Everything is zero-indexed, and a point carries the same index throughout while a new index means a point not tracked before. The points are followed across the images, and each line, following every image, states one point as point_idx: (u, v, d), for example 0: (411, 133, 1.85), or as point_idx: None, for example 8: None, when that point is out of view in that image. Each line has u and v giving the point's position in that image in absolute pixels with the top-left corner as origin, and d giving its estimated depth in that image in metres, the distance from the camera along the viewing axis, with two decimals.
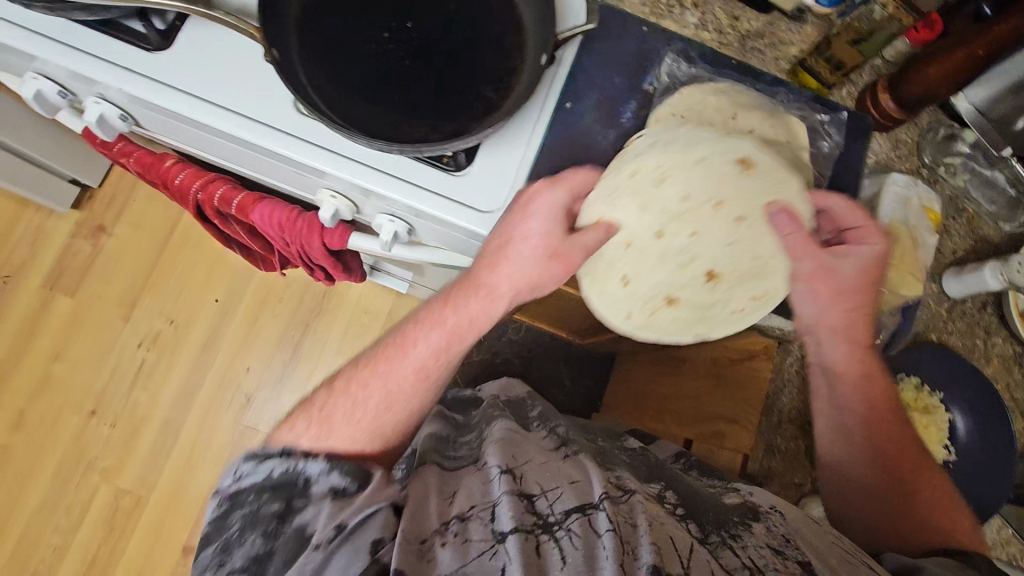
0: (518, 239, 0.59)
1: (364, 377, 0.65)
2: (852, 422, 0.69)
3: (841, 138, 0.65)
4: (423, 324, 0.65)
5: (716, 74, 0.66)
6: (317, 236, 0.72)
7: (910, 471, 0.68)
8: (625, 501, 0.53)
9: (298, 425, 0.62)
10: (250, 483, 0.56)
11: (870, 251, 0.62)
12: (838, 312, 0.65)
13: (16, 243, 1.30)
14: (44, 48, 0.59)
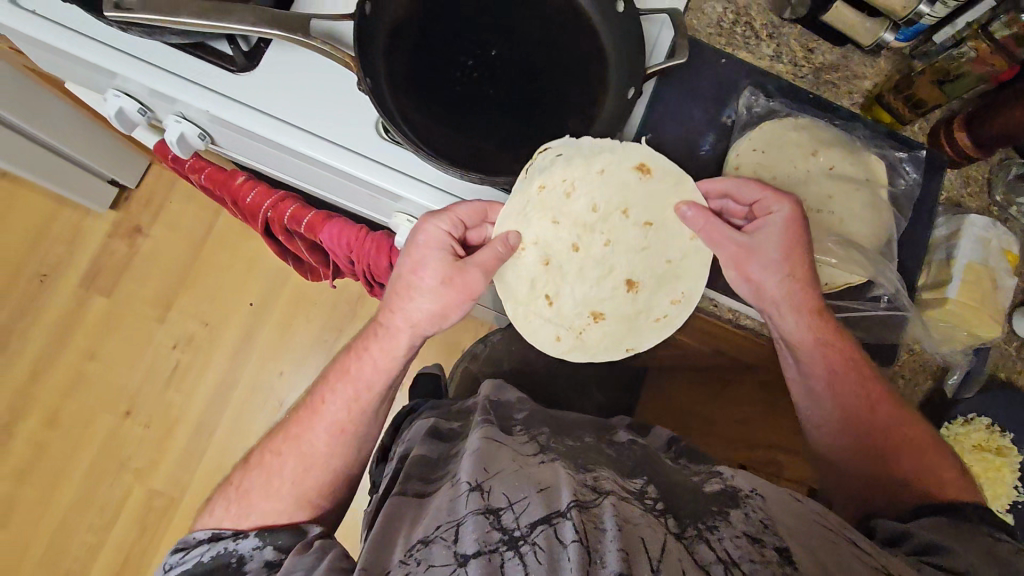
0: (410, 273, 0.60)
1: (286, 437, 0.64)
2: (846, 398, 0.61)
3: (920, 174, 0.65)
4: (354, 345, 0.66)
5: (793, 109, 0.66)
6: (384, 257, 0.72)
7: (908, 447, 0.60)
8: (597, 506, 0.48)
9: (219, 513, 0.61)
10: (181, 572, 0.56)
11: (780, 217, 0.58)
12: (803, 298, 0.59)
13: (53, 241, 1.30)
14: (128, 67, 0.58)
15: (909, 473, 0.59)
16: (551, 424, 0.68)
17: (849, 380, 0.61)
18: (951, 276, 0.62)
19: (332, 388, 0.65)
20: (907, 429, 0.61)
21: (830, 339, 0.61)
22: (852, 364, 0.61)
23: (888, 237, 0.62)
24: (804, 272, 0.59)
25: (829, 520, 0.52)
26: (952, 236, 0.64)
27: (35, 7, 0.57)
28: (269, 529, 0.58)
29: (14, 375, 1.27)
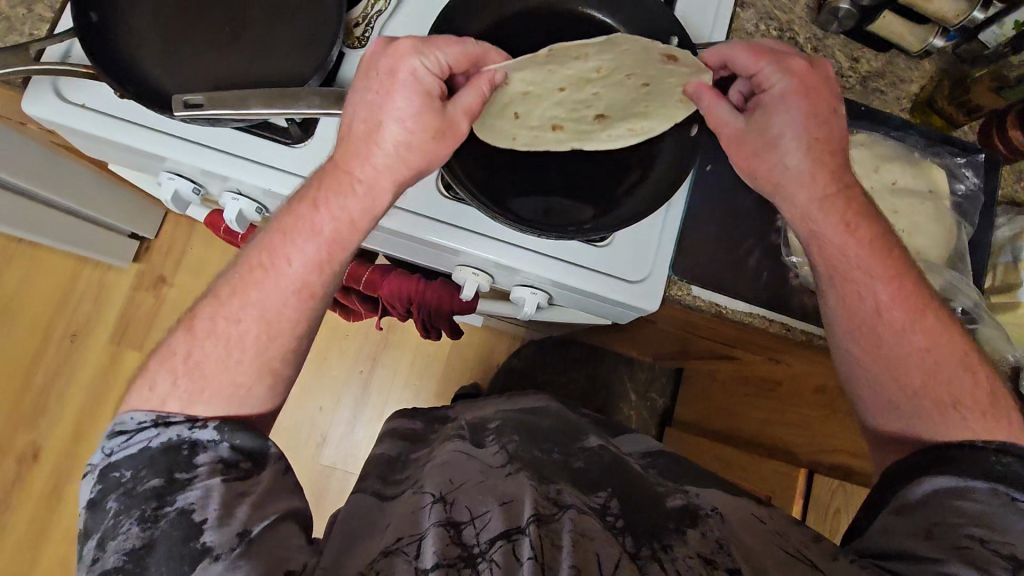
0: (389, 111, 0.50)
1: (236, 291, 0.50)
2: (863, 272, 0.53)
3: (980, 178, 0.66)
4: (295, 197, 0.53)
5: (848, 124, 0.66)
6: (447, 303, 0.73)
7: (930, 351, 0.51)
8: (558, 521, 0.47)
9: (156, 379, 0.48)
10: (121, 461, 0.44)
11: (786, 84, 0.53)
12: (807, 160, 0.54)
13: (79, 300, 1.28)
14: (178, 152, 0.57)
15: (919, 378, 0.51)
16: (524, 430, 0.64)
17: (860, 258, 0.54)
18: (1021, 279, 0.62)
19: (295, 242, 0.51)
20: (931, 319, 0.52)
21: (839, 219, 0.54)
22: (875, 231, 0.54)
23: (957, 246, 0.62)
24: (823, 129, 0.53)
25: (787, 542, 0.47)
26: (1017, 238, 0.64)
27: (84, 100, 0.56)
28: (233, 423, 0.47)
29: (54, 437, 1.24)
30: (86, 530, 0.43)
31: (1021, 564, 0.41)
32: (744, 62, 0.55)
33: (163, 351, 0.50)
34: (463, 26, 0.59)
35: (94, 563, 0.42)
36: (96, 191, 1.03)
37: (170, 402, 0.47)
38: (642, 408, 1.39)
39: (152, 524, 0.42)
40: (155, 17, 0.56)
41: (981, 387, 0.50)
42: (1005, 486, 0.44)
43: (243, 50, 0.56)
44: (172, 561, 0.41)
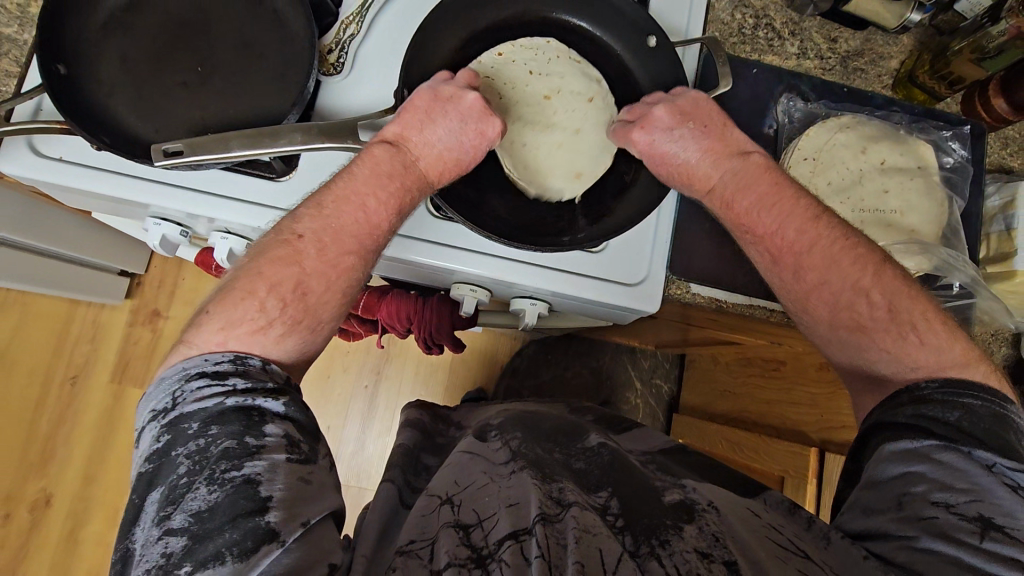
0: (465, 159, 0.55)
1: (331, 236, 0.48)
2: (756, 232, 0.54)
3: (967, 150, 0.66)
4: (369, 165, 0.51)
5: (831, 107, 0.66)
6: (445, 322, 0.71)
7: (826, 285, 0.51)
8: (561, 520, 0.44)
9: (261, 302, 0.44)
10: (192, 411, 0.39)
11: (663, 132, 0.56)
12: (688, 163, 0.56)
13: (75, 342, 1.27)
14: (160, 197, 0.56)
15: (823, 312, 0.51)
16: (526, 428, 0.63)
17: (755, 219, 0.54)
18: (1015, 248, 0.62)
19: (388, 208, 0.51)
20: (821, 253, 0.51)
21: (735, 189, 0.55)
22: (772, 200, 0.53)
23: (949, 221, 0.62)
24: (692, 136, 0.56)
25: (782, 535, 0.45)
26: (1007, 206, 0.64)
27: (61, 152, 0.55)
28: (302, 404, 0.42)
29: (66, 482, 1.23)
30: (145, 482, 0.37)
31: (990, 522, 0.38)
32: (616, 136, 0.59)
33: (247, 279, 0.45)
34: (437, 44, 0.59)
35: (153, 519, 0.36)
36: (82, 233, 1.02)
37: (271, 329, 0.44)
38: (649, 396, 1.40)
39: (219, 487, 0.36)
40: (124, 64, 0.55)
41: (878, 308, 0.49)
42: (960, 444, 0.41)
43: (217, 89, 0.56)
44: (235, 533, 0.35)
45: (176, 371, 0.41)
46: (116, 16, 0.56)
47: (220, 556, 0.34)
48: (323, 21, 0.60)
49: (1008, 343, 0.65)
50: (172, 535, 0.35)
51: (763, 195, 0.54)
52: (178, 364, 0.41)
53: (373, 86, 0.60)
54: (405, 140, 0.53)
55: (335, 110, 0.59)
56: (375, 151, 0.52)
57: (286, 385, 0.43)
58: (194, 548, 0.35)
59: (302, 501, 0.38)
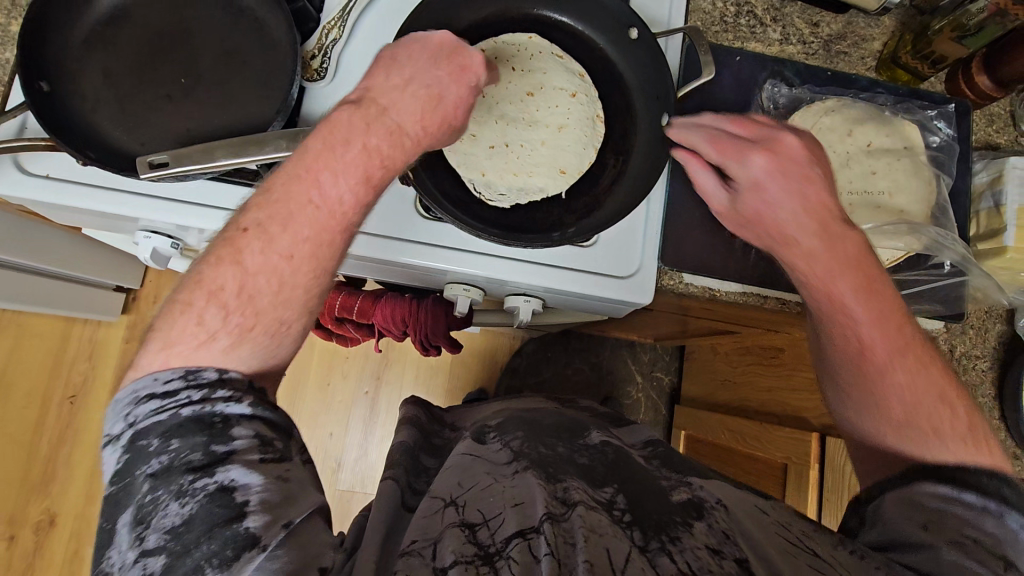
0: (447, 93, 0.51)
1: (280, 223, 0.43)
2: (852, 318, 0.51)
3: (953, 129, 0.66)
4: (326, 133, 0.46)
5: (816, 92, 0.66)
6: (442, 323, 0.71)
7: (910, 393, 0.49)
8: (568, 519, 0.44)
9: (200, 313, 0.40)
10: (149, 427, 0.36)
11: (754, 164, 0.53)
12: (789, 221, 0.53)
13: (73, 360, 1.27)
14: (149, 210, 0.56)
15: (898, 404, 0.49)
16: (526, 427, 0.63)
17: (854, 305, 0.51)
18: (1005, 224, 0.62)
19: (347, 181, 0.45)
20: (911, 360, 0.50)
21: (829, 267, 0.51)
22: (871, 271, 0.51)
23: (937, 201, 0.62)
24: (796, 185, 0.53)
25: (792, 533, 0.46)
26: (995, 183, 0.64)
27: (47, 169, 0.55)
28: (268, 402, 0.40)
29: (70, 501, 1.23)
30: (111, 505, 0.35)
31: (1010, 562, 0.40)
32: (707, 153, 0.55)
33: (190, 290, 0.41)
34: None
35: (126, 542, 0.34)
36: (74, 251, 1.01)
37: (218, 338, 0.40)
38: (650, 388, 1.40)
39: (193, 498, 0.34)
40: (107, 78, 0.55)
41: (963, 423, 0.48)
42: (994, 504, 0.43)
43: (202, 99, 0.56)
44: (214, 543, 0.33)
45: (127, 392, 0.38)
46: (96, 30, 0.55)
47: (200, 569, 0.33)
48: (305, 27, 0.60)
49: (1002, 319, 0.66)
50: (148, 555, 0.33)
51: (856, 263, 0.51)
52: (130, 384, 0.38)
53: (357, 90, 0.60)
54: (369, 93, 0.49)
55: (324, 115, 0.60)
56: (341, 113, 0.48)
57: (250, 385, 0.40)
58: (174, 565, 0.33)
59: (282, 503, 0.36)
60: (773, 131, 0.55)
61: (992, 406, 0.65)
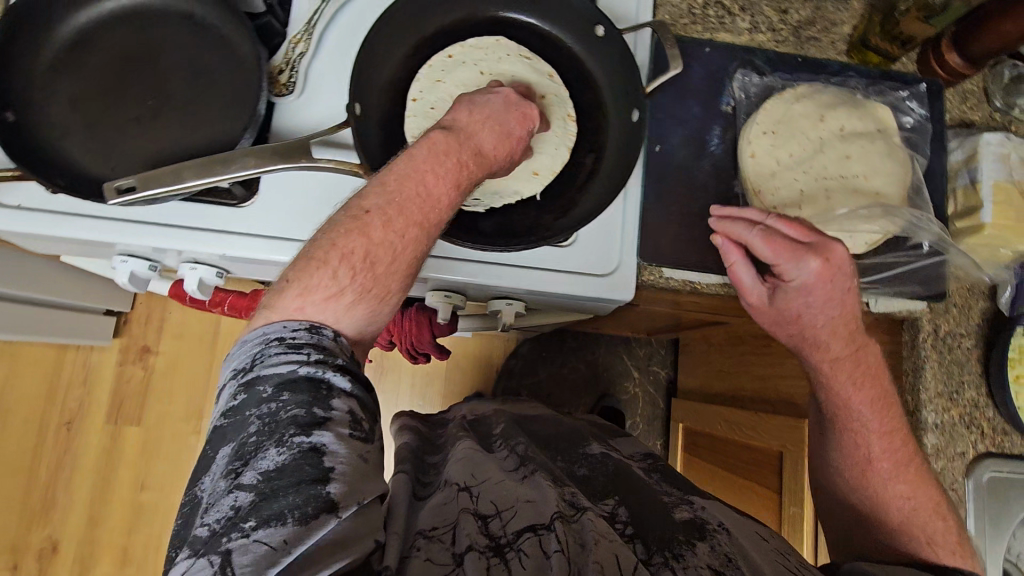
0: (516, 135, 0.53)
1: (397, 210, 0.43)
2: (864, 427, 0.56)
3: (926, 108, 0.67)
4: (427, 147, 0.47)
5: (787, 79, 0.66)
6: (427, 333, 0.71)
7: (910, 500, 0.55)
8: (578, 521, 0.47)
9: (332, 272, 0.40)
10: (268, 373, 0.36)
11: (808, 272, 0.53)
12: (821, 331, 0.55)
13: (66, 387, 1.26)
14: (124, 234, 0.56)
15: (899, 505, 0.55)
16: (532, 437, 0.66)
17: (868, 418, 0.56)
18: (981, 201, 0.62)
19: (447, 181, 0.46)
20: (912, 471, 0.56)
21: (848, 378, 0.56)
22: (880, 389, 0.56)
23: (913, 182, 0.62)
24: (834, 299, 0.54)
25: (790, 560, 0.49)
26: (970, 160, 0.64)
27: (18, 200, 0.55)
28: (366, 382, 0.40)
29: (71, 527, 1.23)
30: (216, 436, 0.36)
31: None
32: (762, 251, 0.54)
33: (318, 249, 0.41)
34: (387, 54, 0.58)
35: (221, 472, 0.34)
36: (59, 279, 1.01)
37: (344, 296, 0.40)
38: (647, 382, 1.40)
39: (289, 451, 0.34)
40: (74, 104, 0.54)
41: (952, 533, 0.54)
42: None
43: (171, 120, 0.55)
44: (298, 497, 0.33)
45: (257, 334, 0.39)
46: (60, 56, 0.55)
47: (281, 518, 0.32)
48: (272, 42, 0.60)
49: (985, 296, 0.66)
50: (239, 490, 0.33)
51: (864, 369, 0.56)
52: (260, 327, 0.39)
53: (325, 102, 0.60)
54: (456, 123, 0.50)
55: (294, 129, 0.59)
56: (433, 134, 0.48)
57: (352, 359, 0.40)
58: (259, 506, 0.33)
59: (360, 481, 0.36)
60: (825, 237, 0.54)
61: (979, 383, 0.65)
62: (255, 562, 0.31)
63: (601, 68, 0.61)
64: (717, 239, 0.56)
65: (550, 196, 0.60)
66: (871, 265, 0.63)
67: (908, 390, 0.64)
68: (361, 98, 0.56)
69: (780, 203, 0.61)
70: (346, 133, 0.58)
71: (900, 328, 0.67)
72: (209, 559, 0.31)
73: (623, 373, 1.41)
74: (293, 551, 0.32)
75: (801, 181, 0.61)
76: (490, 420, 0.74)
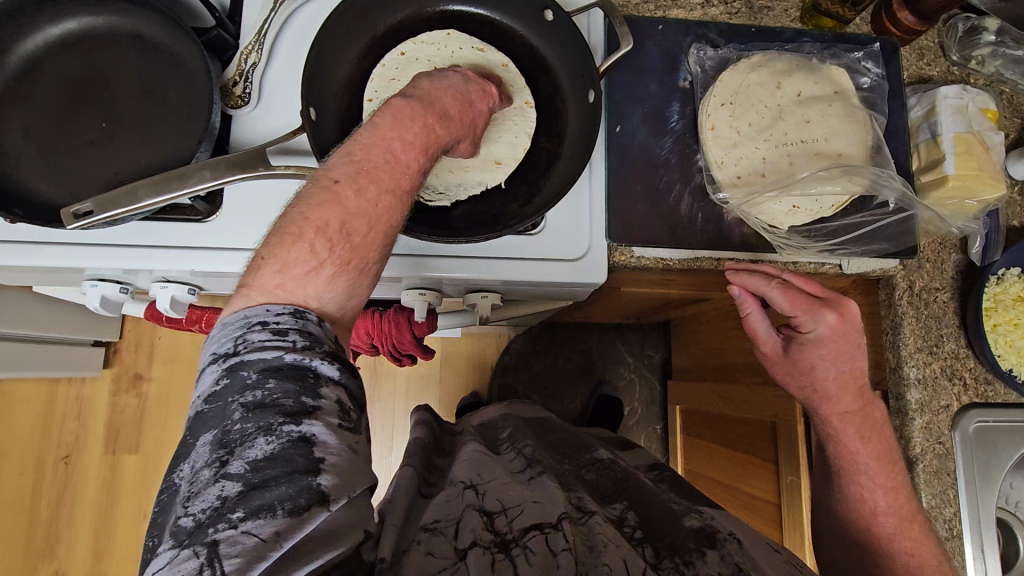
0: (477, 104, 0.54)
1: (368, 178, 0.42)
2: (868, 479, 0.58)
3: (882, 68, 0.67)
4: (390, 114, 0.46)
5: (741, 49, 0.66)
6: (407, 332, 0.70)
7: (914, 556, 0.54)
8: (586, 523, 0.47)
9: (310, 245, 0.40)
10: (252, 358, 0.36)
11: (825, 326, 0.56)
12: (831, 383, 0.58)
13: (61, 422, 1.26)
14: (91, 259, 0.56)
15: (905, 560, 0.54)
16: (536, 438, 0.67)
17: (868, 464, 0.58)
18: (943, 154, 0.62)
19: (414, 147, 0.45)
20: (915, 528, 0.56)
21: (855, 431, 0.58)
22: (885, 444, 0.58)
23: (874, 140, 0.62)
24: (846, 356, 0.57)
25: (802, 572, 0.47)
26: (930, 114, 0.64)
27: None
28: (353, 369, 0.39)
29: (77, 561, 1.22)
30: (198, 423, 0.35)
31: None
32: (780, 305, 0.57)
33: (294, 224, 0.41)
34: (337, 57, 0.58)
35: (204, 461, 0.33)
36: (44, 314, 1.00)
37: (324, 269, 0.40)
38: (641, 367, 1.41)
39: (278, 439, 0.34)
40: (27, 133, 0.54)
41: None
42: None
43: (126, 141, 0.55)
44: (289, 489, 0.33)
45: (237, 316, 0.38)
46: (10, 87, 0.55)
47: (272, 509, 0.32)
48: (225, 56, 0.60)
49: (957, 249, 0.66)
50: (226, 479, 0.33)
51: (876, 428, 0.59)
52: (241, 309, 0.38)
53: (281, 110, 0.60)
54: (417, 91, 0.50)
55: (251, 138, 0.59)
56: (394, 103, 0.48)
57: (337, 345, 0.39)
58: (248, 496, 0.32)
59: (351, 473, 0.36)
60: (838, 294, 0.57)
61: (958, 335, 0.65)
62: (244, 554, 0.31)
63: (555, 52, 0.61)
64: (734, 290, 0.59)
65: (514, 183, 0.60)
66: (840, 227, 0.62)
67: (889, 346, 0.65)
68: (316, 102, 0.55)
69: (741, 172, 0.61)
70: (301, 138, 0.57)
71: (876, 286, 0.67)
72: (195, 549, 0.31)
73: (618, 361, 1.41)
74: (282, 543, 0.32)
75: (763, 149, 0.61)
76: (497, 423, 0.75)
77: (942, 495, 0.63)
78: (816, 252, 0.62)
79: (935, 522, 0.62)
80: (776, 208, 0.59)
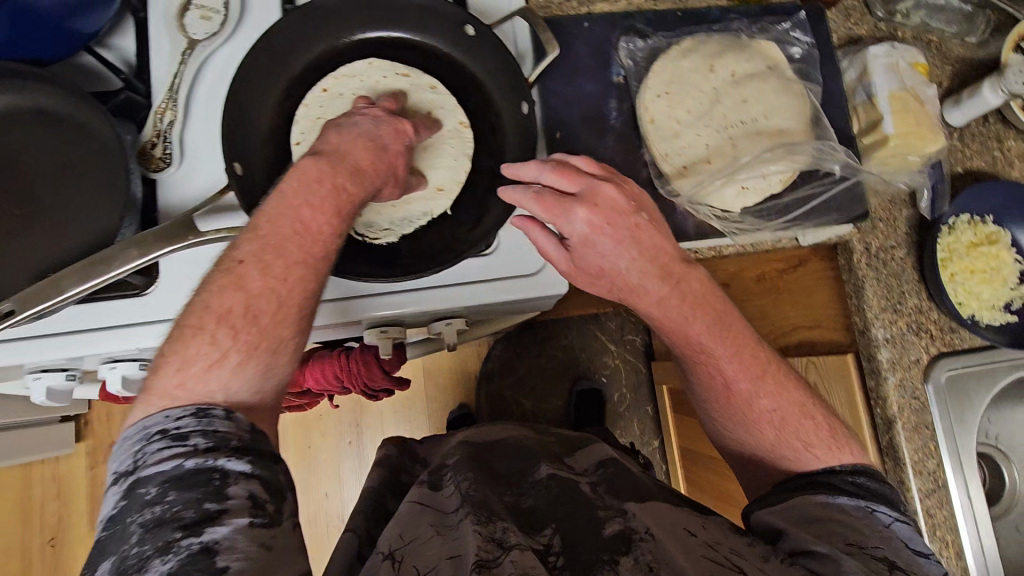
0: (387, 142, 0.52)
1: (273, 252, 0.41)
2: (712, 353, 0.51)
3: (810, 35, 0.67)
4: (297, 179, 0.45)
5: (670, 37, 0.65)
6: (375, 370, 0.68)
7: (775, 411, 0.52)
8: (499, 564, 0.41)
9: (211, 336, 0.38)
10: (151, 473, 0.34)
11: (585, 214, 0.48)
12: (629, 274, 0.49)
13: (40, 505, 1.21)
14: (26, 354, 0.53)
15: (770, 433, 0.52)
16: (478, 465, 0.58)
17: (704, 338, 0.51)
18: (881, 114, 0.62)
19: (326, 211, 0.44)
20: (770, 381, 0.52)
21: (678, 312, 0.50)
22: (711, 313, 0.51)
23: (813, 111, 0.63)
24: (630, 238, 0.49)
25: (720, 552, 0.44)
26: (863, 76, 0.65)
27: None
28: (270, 458, 0.37)
29: None
30: (97, 551, 0.33)
31: (894, 563, 0.41)
32: (538, 210, 0.49)
33: (195, 315, 0.39)
34: (258, 104, 0.56)
35: None
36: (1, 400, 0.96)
37: (228, 358, 0.38)
38: (626, 352, 1.40)
39: (176, 556, 0.32)
40: None
41: (822, 429, 0.51)
42: (864, 501, 0.46)
43: (42, 225, 0.52)
44: None
45: (137, 428, 0.36)
46: None
47: None
48: (137, 117, 0.57)
49: (907, 204, 0.67)
50: None
51: (701, 295, 0.51)
52: (140, 420, 0.36)
53: (205, 168, 0.57)
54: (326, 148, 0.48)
55: (174, 201, 0.57)
56: (303, 164, 0.46)
57: (254, 435, 0.37)
58: None
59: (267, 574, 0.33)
60: (595, 180, 0.49)
61: (918, 286, 0.66)
62: None
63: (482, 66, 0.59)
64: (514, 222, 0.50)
65: (460, 208, 0.60)
66: (792, 203, 0.62)
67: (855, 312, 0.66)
68: (240, 156, 0.53)
69: (686, 162, 0.61)
70: (230, 195, 0.56)
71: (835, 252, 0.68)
72: None
73: (600, 351, 1.40)
74: None
75: (705, 136, 0.61)
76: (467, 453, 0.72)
77: (922, 446, 0.64)
78: (772, 232, 0.62)
79: (921, 475, 0.63)
80: (729, 192, 0.60)
